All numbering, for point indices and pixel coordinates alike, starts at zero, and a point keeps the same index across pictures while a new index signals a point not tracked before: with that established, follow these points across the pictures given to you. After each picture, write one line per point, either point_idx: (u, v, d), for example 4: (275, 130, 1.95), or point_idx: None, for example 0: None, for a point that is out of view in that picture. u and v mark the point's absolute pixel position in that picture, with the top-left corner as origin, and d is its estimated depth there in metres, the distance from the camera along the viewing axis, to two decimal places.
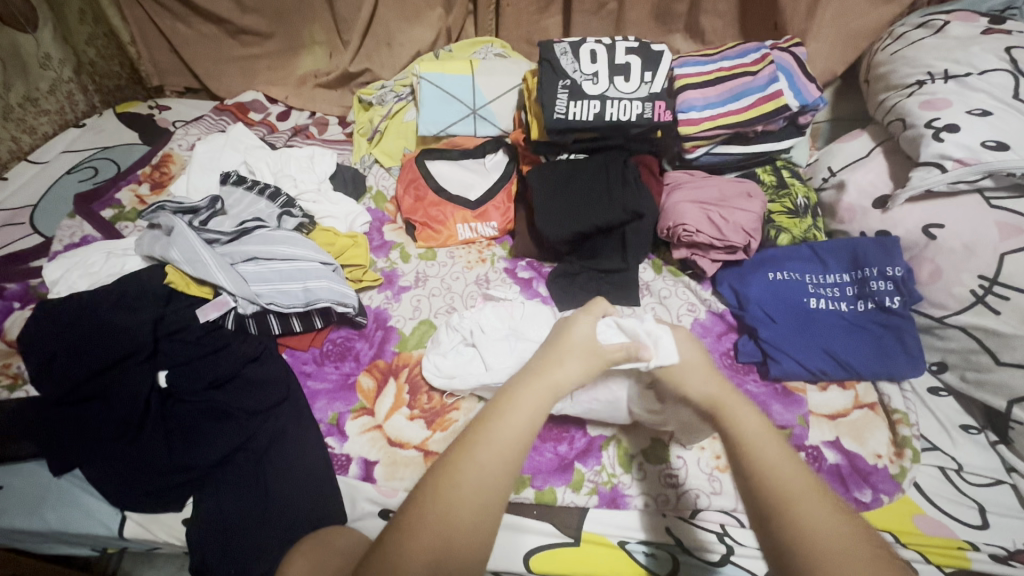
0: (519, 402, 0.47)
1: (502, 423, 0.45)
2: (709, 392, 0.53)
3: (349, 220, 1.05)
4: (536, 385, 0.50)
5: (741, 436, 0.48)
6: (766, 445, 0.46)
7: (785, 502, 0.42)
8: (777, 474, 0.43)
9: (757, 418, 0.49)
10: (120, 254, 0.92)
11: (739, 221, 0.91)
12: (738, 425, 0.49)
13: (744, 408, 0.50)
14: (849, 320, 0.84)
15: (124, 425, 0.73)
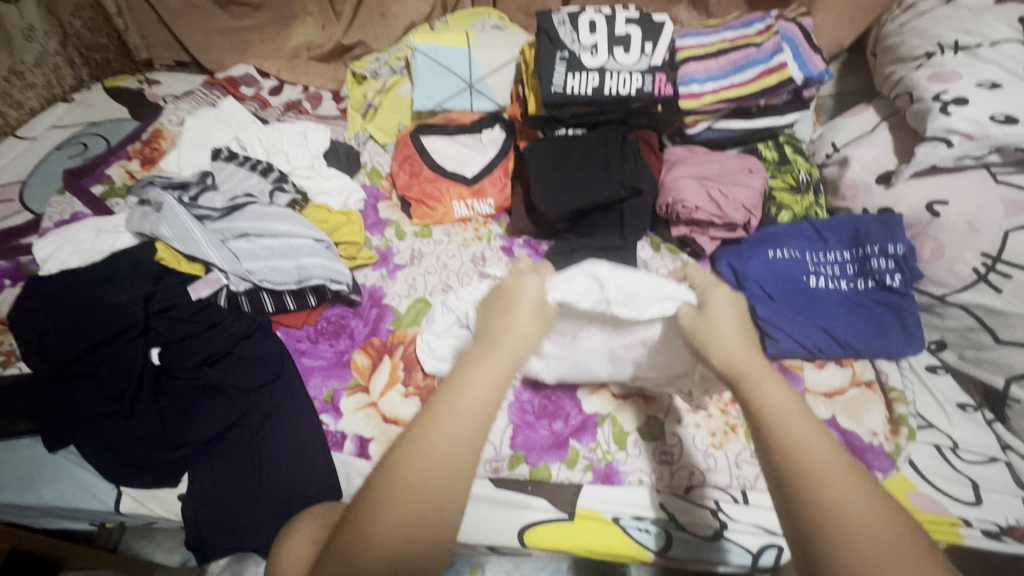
0: (480, 372, 0.43)
1: (463, 396, 0.41)
2: (732, 362, 0.47)
3: (343, 197, 1.03)
4: (496, 353, 0.45)
5: (765, 408, 0.42)
6: (792, 421, 0.41)
7: (809, 485, 0.38)
8: (806, 457, 0.39)
9: (785, 391, 0.43)
10: (110, 230, 0.91)
11: (739, 198, 0.89)
12: (761, 401, 0.43)
13: (771, 380, 0.44)
14: (849, 298, 0.83)
15: (117, 402, 0.72)
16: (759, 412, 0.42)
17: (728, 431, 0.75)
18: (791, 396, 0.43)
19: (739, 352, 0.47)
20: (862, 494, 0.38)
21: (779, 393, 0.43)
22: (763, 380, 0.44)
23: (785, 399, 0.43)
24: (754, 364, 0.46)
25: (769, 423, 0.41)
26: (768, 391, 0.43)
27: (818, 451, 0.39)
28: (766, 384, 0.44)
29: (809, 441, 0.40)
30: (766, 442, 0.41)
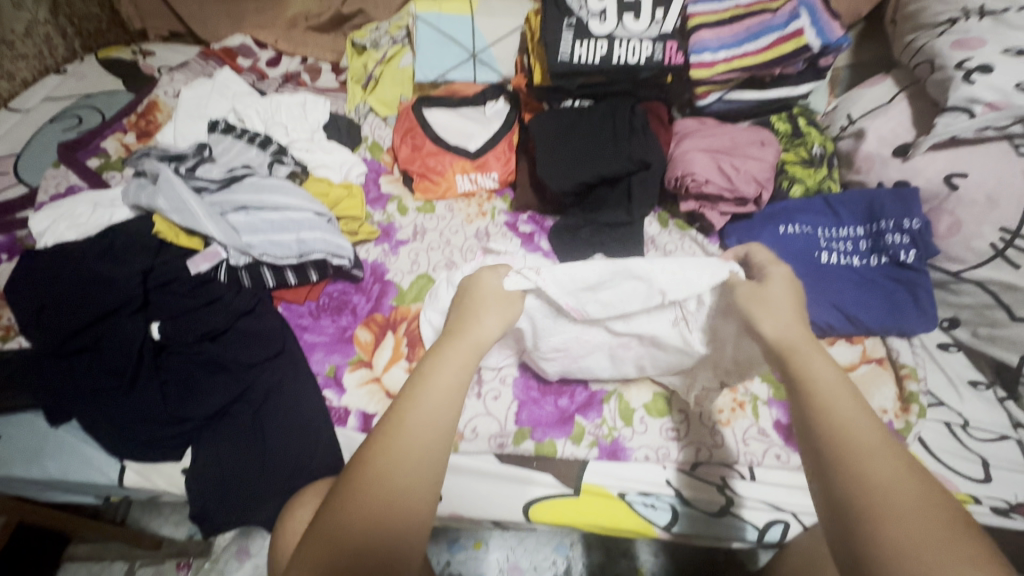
0: (444, 362, 0.48)
1: (436, 380, 0.46)
2: (785, 337, 0.50)
3: (344, 171, 1.01)
4: (460, 345, 0.51)
5: (812, 383, 0.45)
6: (835, 395, 0.44)
7: (847, 451, 0.41)
8: (848, 427, 0.42)
9: (831, 368, 0.46)
10: (107, 204, 0.89)
11: (750, 170, 0.87)
12: (808, 373, 0.46)
13: (818, 357, 0.47)
14: (862, 275, 0.81)
15: (118, 376, 0.71)
16: (805, 384, 0.46)
17: (736, 408, 0.74)
18: (836, 373, 0.46)
19: (789, 329, 0.50)
20: (898, 465, 0.40)
21: (827, 370, 0.46)
22: (808, 356, 0.48)
23: (830, 374, 0.46)
24: (801, 339, 0.49)
25: (813, 392, 0.45)
26: (814, 365, 0.47)
27: (858, 422, 0.42)
28: (812, 360, 0.47)
29: (852, 414, 0.43)
30: (811, 408, 0.44)
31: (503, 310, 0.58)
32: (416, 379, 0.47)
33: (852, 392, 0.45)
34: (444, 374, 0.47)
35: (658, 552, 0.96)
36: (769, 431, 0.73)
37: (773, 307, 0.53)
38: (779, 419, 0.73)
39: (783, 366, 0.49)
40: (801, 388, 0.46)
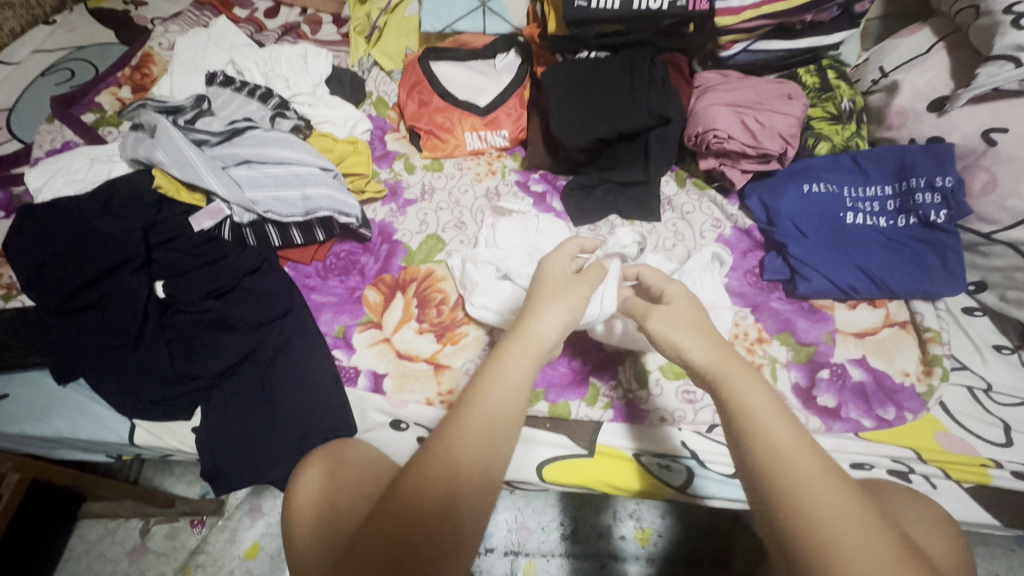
0: (507, 368, 0.45)
1: (492, 387, 0.44)
2: (709, 363, 0.47)
3: (349, 126, 0.97)
4: (527, 343, 0.47)
5: (747, 412, 0.43)
6: (775, 424, 0.42)
7: (787, 485, 0.40)
8: (786, 460, 0.41)
9: (754, 385, 0.45)
10: (104, 159, 0.86)
11: (776, 126, 0.83)
12: (740, 397, 0.44)
13: (745, 377, 0.45)
14: (888, 236, 0.78)
15: (122, 334, 0.70)
16: (738, 412, 0.44)
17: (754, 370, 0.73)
18: (759, 389, 0.45)
19: (712, 351, 0.48)
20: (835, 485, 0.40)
21: (752, 389, 0.45)
22: (735, 376, 0.45)
23: (757, 392, 0.44)
24: (728, 361, 0.46)
25: (747, 419, 0.43)
26: (743, 390, 0.44)
27: (794, 448, 0.41)
28: (738, 379, 0.45)
29: (786, 440, 0.41)
30: (741, 445, 0.43)
31: (578, 298, 0.51)
32: (471, 387, 0.45)
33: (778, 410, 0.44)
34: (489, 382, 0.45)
35: (665, 513, 0.96)
36: (789, 394, 0.71)
37: (684, 335, 0.49)
38: (798, 382, 0.72)
39: (712, 393, 0.46)
40: (730, 416, 0.44)
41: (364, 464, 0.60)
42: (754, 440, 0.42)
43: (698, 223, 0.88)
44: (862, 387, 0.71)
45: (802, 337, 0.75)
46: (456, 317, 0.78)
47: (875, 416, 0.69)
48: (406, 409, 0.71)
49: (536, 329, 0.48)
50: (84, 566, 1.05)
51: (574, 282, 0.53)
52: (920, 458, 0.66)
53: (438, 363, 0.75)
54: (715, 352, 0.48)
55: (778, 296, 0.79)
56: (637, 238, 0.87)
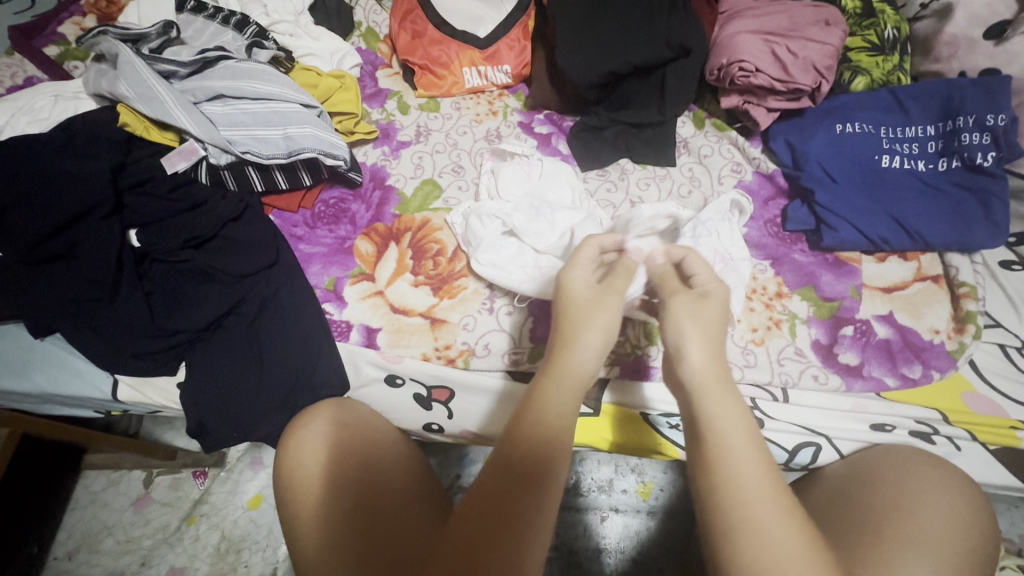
0: (542, 410, 0.46)
1: (526, 431, 0.46)
2: (699, 378, 0.45)
3: (336, 61, 0.88)
4: (553, 388, 0.48)
5: (716, 441, 0.42)
6: (742, 461, 0.40)
7: (738, 528, 0.38)
8: (744, 502, 0.39)
9: (738, 410, 0.43)
10: (69, 96, 0.79)
11: (810, 57, 0.74)
12: (716, 425, 0.42)
13: (727, 402, 0.43)
14: (927, 181, 0.71)
15: (95, 285, 0.65)
16: (709, 438, 0.42)
17: (771, 326, 0.68)
18: (742, 415, 0.43)
19: (709, 362, 0.45)
20: (798, 536, 0.38)
21: (735, 418, 0.42)
22: (719, 397, 0.44)
23: (739, 424, 0.42)
24: (716, 381, 0.45)
25: (718, 445, 0.41)
26: (722, 418, 0.42)
27: (759, 490, 0.39)
28: (719, 402, 0.43)
29: (749, 478, 0.40)
30: (703, 470, 0.41)
31: (610, 319, 0.50)
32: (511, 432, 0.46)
33: (757, 441, 0.42)
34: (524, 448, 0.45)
35: (667, 468, 0.95)
36: (807, 351, 0.67)
37: (687, 338, 0.47)
38: (818, 339, 0.67)
39: (690, 407, 0.45)
40: (700, 440, 0.43)
41: (369, 426, 0.64)
42: (716, 470, 0.41)
43: (716, 167, 0.81)
44: (888, 344, 0.66)
45: (826, 291, 0.70)
46: (455, 269, 0.73)
47: (899, 375, 0.65)
48: (401, 364, 0.68)
49: (571, 369, 0.48)
50: (89, 515, 1.03)
51: (603, 301, 0.51)
52: (946, 419, 0.63)
53: (435, 318, 0.70)
54: (710, 368, 0.45)
55: (801, 248, 0.73)
56: (649, 184, 0.80)
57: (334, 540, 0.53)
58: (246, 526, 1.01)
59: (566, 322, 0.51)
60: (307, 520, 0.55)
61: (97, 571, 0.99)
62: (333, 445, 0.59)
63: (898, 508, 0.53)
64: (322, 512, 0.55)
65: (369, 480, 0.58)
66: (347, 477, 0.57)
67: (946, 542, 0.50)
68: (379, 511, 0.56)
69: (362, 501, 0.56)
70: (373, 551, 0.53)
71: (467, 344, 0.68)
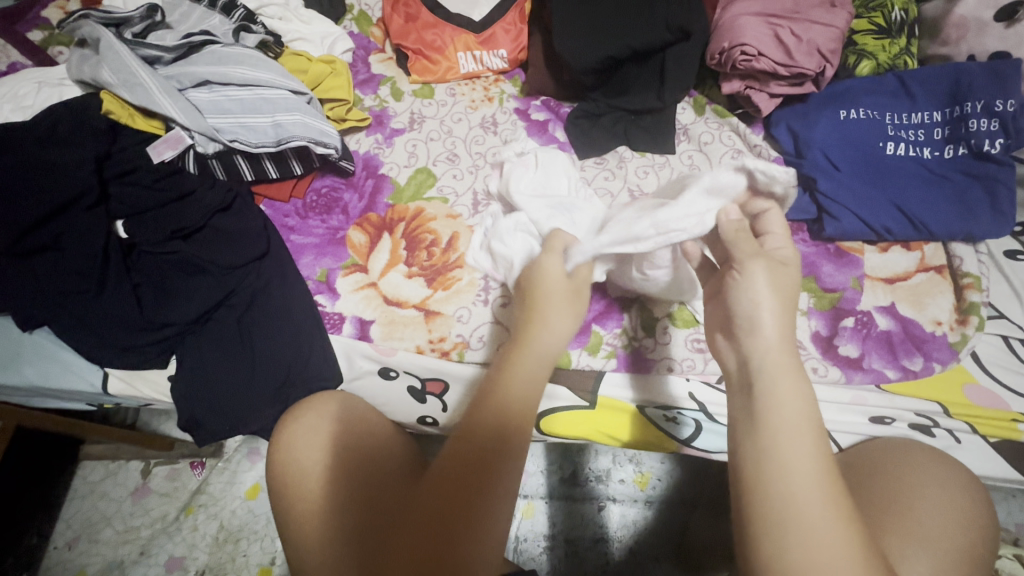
0: (508, 385, 0.46)
1: (494, 406, 0.44)
2: (766, 357, 0.41)
3: (326, 45, 0.86)
4: (522, 363, 0.47)
5: (775, 427, 0.38)
6: (803, 456, 0.37)
7: (785, 526, 0.35)
8: (796, 497, 0.36)
9: (804, 399, 0.39)
10: (54, 83, 0.77)
11: (815, 40, 0.72)
12: (777, 411, 0.39)
13: (792, 390, 0.39)
14: (932, 169, 0.69)
15: (81, 277, 0.64)
16: (765, 421, 0.39)
17: None
18: (807, 405, 0.39)
19: (774, 344, 0.42)
20: (853, 539, 0.35)
21: (797, 407, 0.39)
22: (783, 382, 0.40)
23: (800, 416, 0.38)
24: (786, 365, 0.40)
25: (776, 432, 0.38)
26: (786, 405, 0.39)
27: (813, 489, 0.36)
28: (786, 389, 0.39)
29: (805, 475, 0.36)
30: (756, 454, 0.38)
31: (579, 303, 0.53)
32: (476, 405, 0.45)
33: (817, 433, 0.38)
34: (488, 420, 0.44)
35: (665, 458, 0.95)
36: (807, 343, 0.66)
37: (759, 314, 0.43)
38: (818, 331, 0.66)
39: (749, 389, 0.41)
40: (758, 424, 0.39)
41: (370, 423, 0.63)
42: (771, 459, 0.37)
43: (717, 154, 0.79)
44: (888, 336, 0.65)
45: (827, 282, 0.68)
46: (449, 259, 0.72)
47: (900, 367, 0.64)
48: (395, 356, 0.67)
49: (541, 346, 0.49)
50: (88, 506, 1.03)
51: (576, 286, 0.54)
52: (946, 412, 0.62)
53: (429, 309, 0.69)
54: (777, 352, 0.42)
55: (802, 238, 0.72)
56: (648, 172, 0.78)
57: (326, 520, 0.54)
58: (244, 515, 1.01)
59: (536, 300, 0.51)
60: (304, 505, 0.55)
61: (96, 560, 0.99)
62: (331, 434, 0.59)
63: (898, 503, 0.52)
64: (322, 496, 0.55)
65: (366, 466, 0.58)
66: (345, 463, 0.57)
67: (943, 536, 0.49)
68: (373, 495, 0.56)
69: (366, 497, 0.55)
70: (366, 533, 0.53)
71: (461, 337, 0.68)
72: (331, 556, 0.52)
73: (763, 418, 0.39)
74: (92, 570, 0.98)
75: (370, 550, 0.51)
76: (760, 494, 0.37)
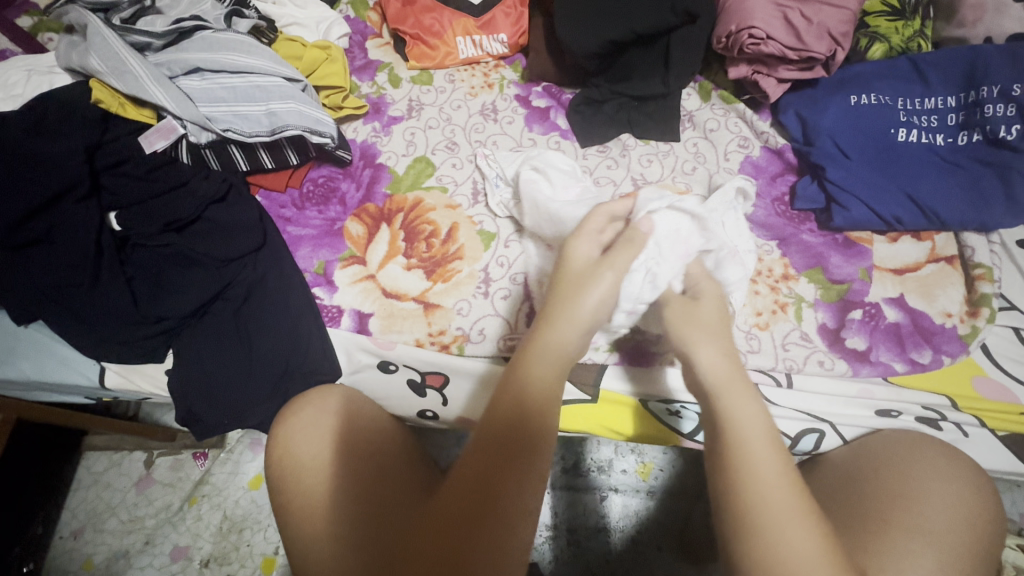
0: (527, 387, 0.46)
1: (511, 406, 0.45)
2: (715, 375, 0.48)
3: (322, 31, 0.84)
4: (537, 362, 0.48)
5: (727, 433, 0.44)
6: (756, 453, 0.42)
7: (757, 524, 0.40)
8: (759, 500, 0.40)
9: (755, 407, 0.45)
10: (43, 70, 0.75)
11: (826, 22, 0.69)
12: (732, 417, 0.45)
13: (743, 399, 0.46)
14: (944, 156, 0.67)
15: (75, 271, 0.63)
16: (724, 433, 0.44)
17: (777, 310, 0.66)
18: (759, 413, 0.45)
19: (723, 365, 0.48)
20: (818, 538, 0.39)
21: (751, 415, 0.45)
22: (735, 396, 0.46)
23: (754, 420, 0.44)
24: (732, 380, 0.47)
25: (733, 442, 0.43)
26: (739, 412, 0.45)
27: (774, 489, 0.41)
28: (738, 402, 0.46)
29: (768, 472, 0.42)
30: (720, 463, 0.43)
31: (605, 292, 0.52)
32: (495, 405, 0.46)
33: (774, 440, 0.44)
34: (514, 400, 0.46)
35: (668, 449, 0.94)
36: (813, 335, 0.65)
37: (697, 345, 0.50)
38: (826, 323, 0.65)
39: (709, 408, 0.47)
40: (718, 435, 0.45)
41: (371, 414, 0.63)
42: (733, 468, 0.42)
43: (723, 141, 0.77)
44: (897, 329, 0.64)
45: (834, 274, 0.67)
46: (449, 251, 0.70)
47: (908, 360, 0.63)
48: (394, 350, 0.66)
49: (555, 343, 0.49)
50: (93, 495, 1.03)
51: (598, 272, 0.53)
52: (954, 406, 0.61)
53: (428, 302, 0.68)
54: (727, 372, 0.48)
55: (810, 228, 0.70)
56: (653, 160, 0.76)
57: (330, 510, 0.54)
58: (247, 506, 1.00)
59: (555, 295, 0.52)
60: (302, 497, 0.55)
61: (102, 549, 0.99)
62: (330, 428, 0.58)
63: (904, 496, 0.51)
64: (324, 491, 0.55)
65: (369, 458, 0.58)
66: (346, 456, 0.57)
67: (950, 531, 0.48)
68: (383, 481, 0.57)
69: (363, 490, 0.55)
70: (381, 520, 0.54)
71: (461, 330, 0.67)
72: (343, 544, 0.52)
73: (724, 431, 0.44)
74: (98, 559, 0.98)
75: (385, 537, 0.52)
76: (729, 503, 0.42)
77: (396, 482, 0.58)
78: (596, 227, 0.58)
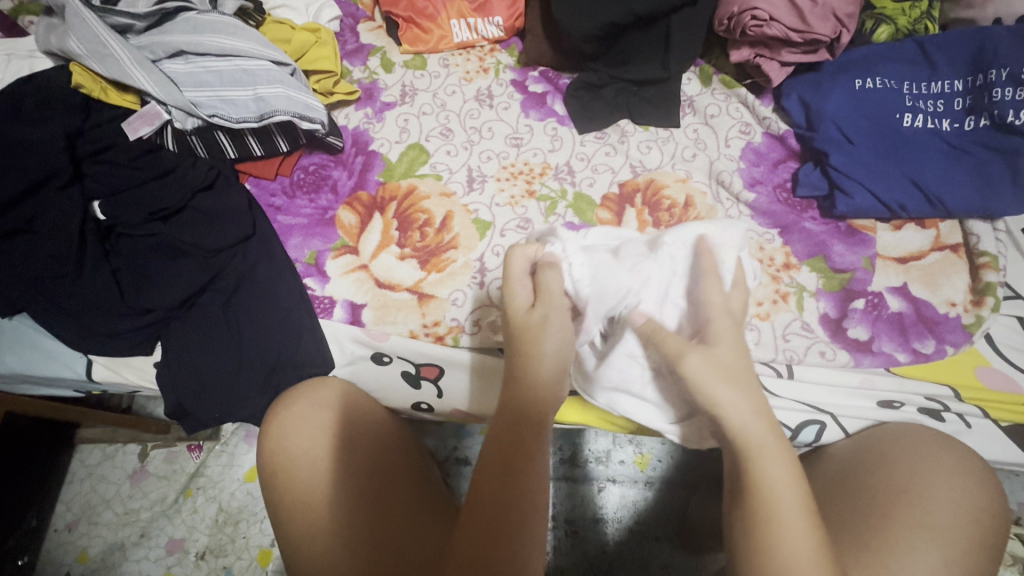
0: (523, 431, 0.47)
1: (501, 443, 0.47)
2: (744, 434, 0.43)
3: (312, 13, 0.82)
4: (530, 399, 0.48)
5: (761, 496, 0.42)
6: (787, 532, 0.41)
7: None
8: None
9: (791, 473, 0.42)
10: (23, 54, 0.73)
11: (830, 3, 0.68)
12: (759, 481, 0.42)
13: (778, 462, 0.42)
14: (951, 142, 0.66)
15: (59, 261, 0.61)
16: (756, 498, 0.42)
17: (778, 300, 0.64)
18: (795, 479, 0.42)
19: (753, 419, 0.44)
20: None
21: (791, 482, 0.42)
22: (767, 460, 0.42)
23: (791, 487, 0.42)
24: (764, 440, 0.43)
25: (772, 519, 0.41)
26: (772, 475, 0.42)
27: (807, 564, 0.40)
28: (771, 465, 0.42)
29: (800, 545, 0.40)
30: (752, 527, 0.42)
31: (562, 341, 0.50)
32: (495, 442, 0.47)
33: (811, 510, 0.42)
34: (508, 426, 0.47)
35: (666, 439, 0.93)
36: (815, 325, 0.63)
37: (722, 392, 0.44)
38: (827, 312, 0.64)
39: (736, 465, 0.44)
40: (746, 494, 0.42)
41: (369, 415, 0.61)
42: (762, 538, 0.41)
43: (724, 128, 0.75)
44: (900, 318, 0.63)
45: (836, 262, 0.66)
46: (442, 240, 0.69)
47: (911, 350, 0.62)
48: (387, 342, 0.64)
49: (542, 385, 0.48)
50: (87, 488, 1.02)
51: (546, 322, 0.50)
52: (957, 396, 0.60)
53: (422, 292, 0.66)
54: (762, 427, 0.44)
55: (812, 216, 0.69)
56: (652, 148, 0.74)
57: (325, 505, 0.54)
58: (243, 498, 0.99)
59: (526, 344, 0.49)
60: (298, 492, 0.54)
61: (97, 542, 0.98)
62: (328, 424, 0.57)
63: (909, 489, 0.51)
64: (324, 484, 0.54)
65: (365, 452, 0.58)
66: (343, 450, 0.56)
67: (951, 524, 0.48)
68: (378, 479, 0.57)
69: (363, 489, 0.55)
70: (376, 521, 0.54)
71: (456, 321, 0.65)
72: (338, 547, 0.52)
73: (754, 489, 0.42)
74: (93, 552, 0.97)
75: (385, 541, 0.53)
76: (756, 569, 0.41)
77: (390, 479, 0.58)
78: (521, 264, 0.53)
